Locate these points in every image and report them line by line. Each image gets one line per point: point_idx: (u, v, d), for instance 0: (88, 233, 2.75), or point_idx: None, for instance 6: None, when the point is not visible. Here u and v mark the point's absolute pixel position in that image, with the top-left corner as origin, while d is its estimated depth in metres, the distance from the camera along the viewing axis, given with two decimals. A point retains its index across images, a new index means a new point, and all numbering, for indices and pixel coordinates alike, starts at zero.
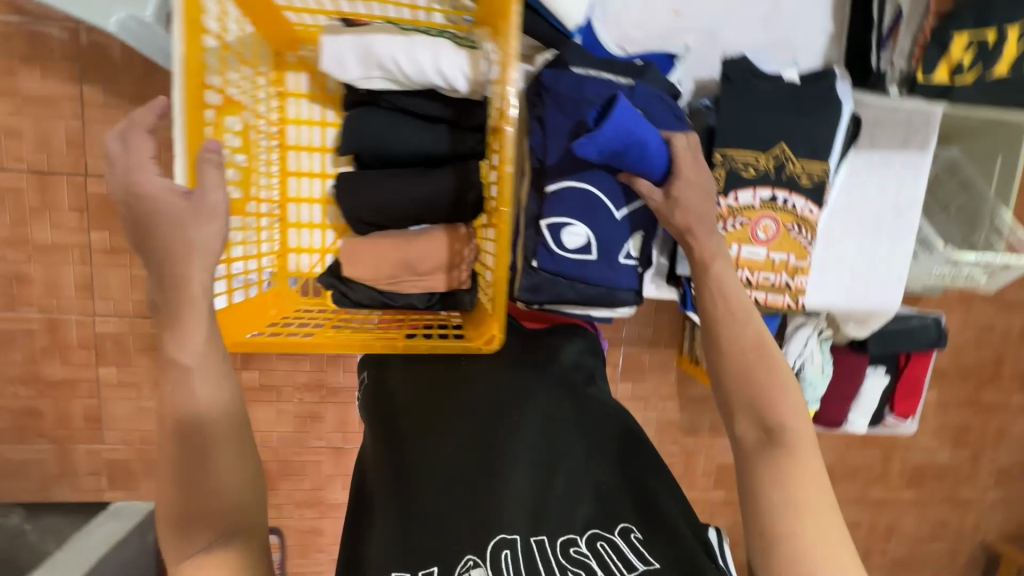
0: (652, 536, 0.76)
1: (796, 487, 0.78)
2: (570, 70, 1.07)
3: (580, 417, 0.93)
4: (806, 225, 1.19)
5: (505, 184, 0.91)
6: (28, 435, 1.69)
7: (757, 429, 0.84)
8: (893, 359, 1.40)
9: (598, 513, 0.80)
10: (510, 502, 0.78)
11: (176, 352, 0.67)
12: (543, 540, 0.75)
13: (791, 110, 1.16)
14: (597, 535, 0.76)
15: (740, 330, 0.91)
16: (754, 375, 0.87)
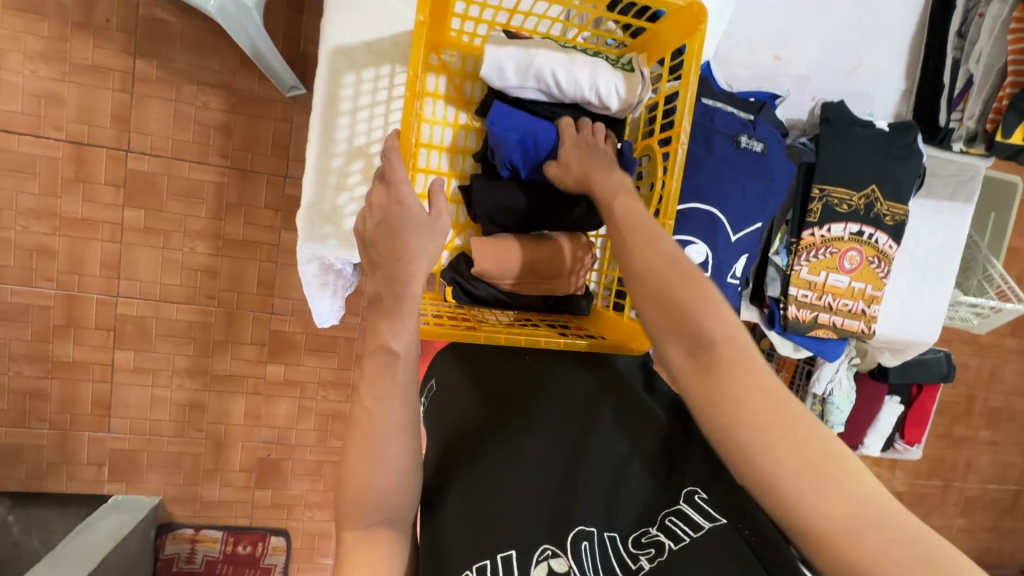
0: (718, 495, 0.72)
1: (776, 443, 0.58)
2: (701, 100, 1.12)
3: (629, 395, 0.90)
4: (885, 259, 1.26)
5: (672, 201, 0.82)
6: (28, 418, 1.58)
7: (684, 350, 0.66)
8: (906, 390, 1.51)
9: (662, 487, 0.77)
10: (584, 489, 0.78)
11: (390, 340, 0.65)
12: (615, 537, 0.74)
13: (886, 155, 1.23)
14: (666, 511, 0.73)
15: (647, 249, 0.72)
16: (689, 306, 0.66)
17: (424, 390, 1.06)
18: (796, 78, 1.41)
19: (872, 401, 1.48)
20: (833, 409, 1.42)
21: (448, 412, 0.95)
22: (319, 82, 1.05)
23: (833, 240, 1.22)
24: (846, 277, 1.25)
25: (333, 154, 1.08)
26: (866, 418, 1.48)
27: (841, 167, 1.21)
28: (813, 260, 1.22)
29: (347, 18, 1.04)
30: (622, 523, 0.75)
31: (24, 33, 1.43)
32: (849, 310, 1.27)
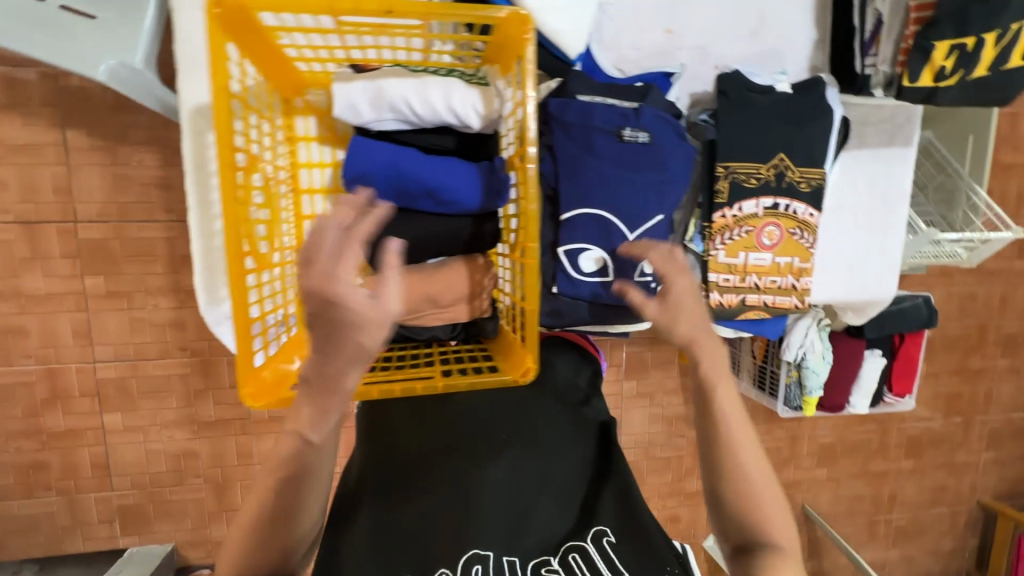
0: (624, 542, 0.88)
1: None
2: (576, 98, 1.09)
3: (567, 431, 1.02)
4: (808, 228, 1.22)
5: (533, 223, 0.87)
6: (35, 489, 1.66)
7: (741, 540, 0.79)
8: (888, 342, 1.45)
9: (570, 523, 0.93)
10: (490, 519, 0.89)
11: (306, 430, 0.72)
12: (513, 561, 0.86)
13: (785, 121, 1.17)
14: (569, 548, 0.89)
15: (739, 450, 0.80)
16: (758, 493, 0.79)
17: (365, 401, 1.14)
18: (693, 48, 1.26)
19: (852, 359, 1.42)
20: (809, 373, 1.38)
21: (376, 425, 1.04)
22: (186, 144, 1.10)
23: (746, 219, 1.20)
24: (769, 254, 1.22)
25: (213, 214, 1.13)
26: (847, 377, 1.43)
27: (738, 142, 1.17)
28: (729, 242, 1.19)
29: (195, 78, 1.08)
30: (525, 549, 0.89)
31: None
32: (778, 287, 1.24)
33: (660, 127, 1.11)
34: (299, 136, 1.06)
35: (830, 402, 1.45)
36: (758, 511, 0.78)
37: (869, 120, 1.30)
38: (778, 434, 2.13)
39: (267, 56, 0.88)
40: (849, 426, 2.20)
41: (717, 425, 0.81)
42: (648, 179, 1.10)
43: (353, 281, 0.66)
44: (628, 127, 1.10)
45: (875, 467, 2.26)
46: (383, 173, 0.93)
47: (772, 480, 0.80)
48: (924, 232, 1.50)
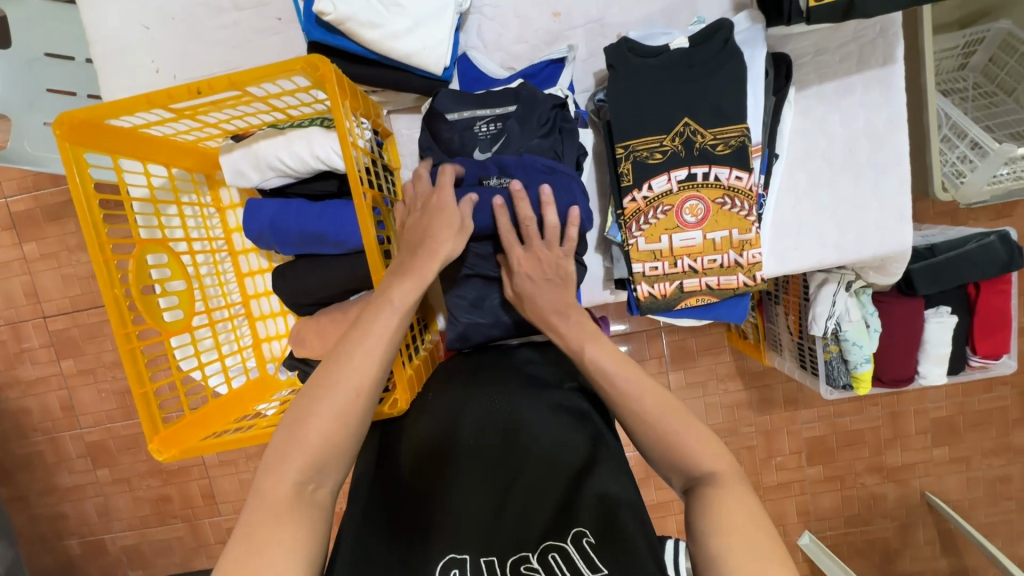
0: (609, 540, 0.62)
1: (732, 532, 0.56)
2: (443, 116, 0.78)
3: (542, 403, 0.77)
4: (742, 194, 0.76)
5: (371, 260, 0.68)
6: (164, 517, 2.01)
7: (679, 481, 0.62)
8: (960, 294, 1.18)
9: (553, 516, 0.66)
10: (468, 520, 0.66)
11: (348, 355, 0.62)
12: (492, 560, 0.63)
13: (695, 69, 0.75)
14: (548, 545, 0.63)
15: (633, 402, 0.65)
16: (672, 433, 0.63)
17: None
18: (588, 23, 0.86)
19: (909, 322, 1.17)
20: (851, 347, 1.17)
21: None
22: None
23: (661, 198, 0.77)
24: (698, 234, 0.78)
25: None
26: (908, 344, 1.18)
27: (638, 107, 0.76)
28: (647, 227, 0.78)
29: None
30: (505, 546, 0.64)
31: (60, 235, 1.81)
32: (719, 267, 0.78)
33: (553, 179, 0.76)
34: (225, 205, 0.92)
35: (891, 377, 1.21)
36: (680, 453, 0.62)
37: (828, 44, 0.85)
38: (872, 411, 1.82)
39: (143, 149, 0.73)
40: (969, 394, 1.81)
41: (602, 383, 0.67)
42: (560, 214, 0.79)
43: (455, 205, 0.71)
44: (490, 173, 0.76)
45: (1019, 440, 1.82)
46: (284, 232, 0.80)
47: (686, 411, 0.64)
48: (996, 150, 1.09)
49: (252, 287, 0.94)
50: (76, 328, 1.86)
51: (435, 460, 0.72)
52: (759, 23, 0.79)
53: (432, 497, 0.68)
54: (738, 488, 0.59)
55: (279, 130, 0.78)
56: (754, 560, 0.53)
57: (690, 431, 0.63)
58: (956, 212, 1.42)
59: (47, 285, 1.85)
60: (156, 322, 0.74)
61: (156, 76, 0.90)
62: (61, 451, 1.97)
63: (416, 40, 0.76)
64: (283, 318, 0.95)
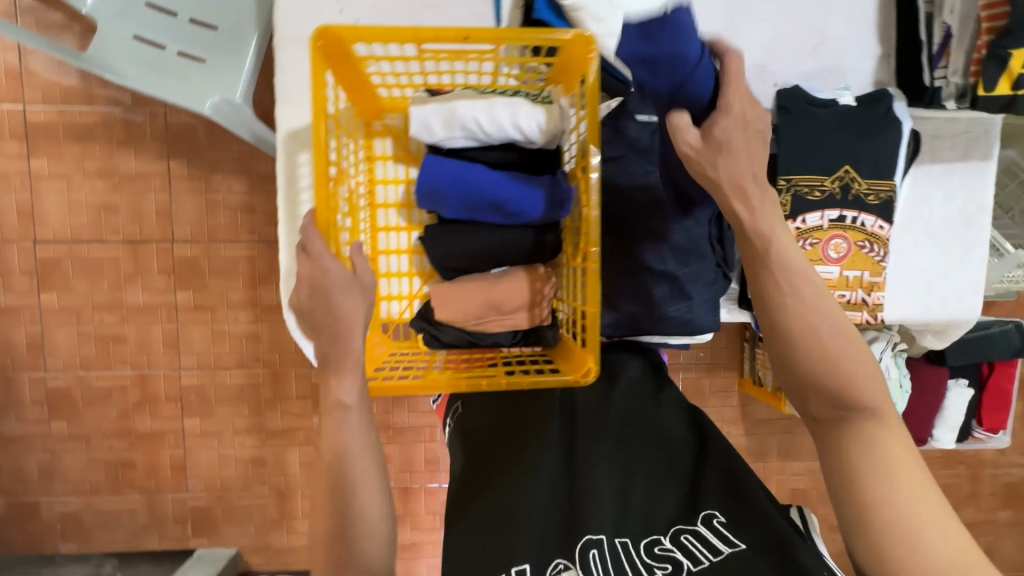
0: (738, 520, 0.68)
1: (893, 464, 0.61)
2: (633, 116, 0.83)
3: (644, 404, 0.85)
4: (881, 241, 0.85)
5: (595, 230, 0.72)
6: (120, 485, 1.80)
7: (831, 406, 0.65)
8: (975, 371, 1.34)
9: (678, 504, 0.73)
10: (599, 501, 0.72)
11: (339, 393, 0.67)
12: (626, 542, 0.69)
13: (858, 126, 0.84)
14: (681, 528, 0.70)
15: (808, 317, 0.65)
16: (833, 352, 0.65)
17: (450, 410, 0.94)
18: (753, 67, 0.95)
19: (933, 388, 1.32)
20: (885, 403, 1.29)
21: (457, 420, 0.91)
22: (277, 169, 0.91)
23: (811, 231, 0.85)
24: (837, 269, 0.86)
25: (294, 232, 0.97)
26: (929, 408, 1.32)
27: (804, 148, 0.85)
28: (793, 255, 0.86)
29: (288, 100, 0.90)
30: (635, 529, 0.71)
31: (75, 157, 1.63)
32: (848, 302, 0.87)
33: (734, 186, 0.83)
34: (376, 155, 0.90)
35: (910, 436, 1.34)
36: (843, 373, 0.64)
37: (943, 132, 0.98)
38: None
39: (356, 82, 0.74)
40: (932, 469, 2.01)
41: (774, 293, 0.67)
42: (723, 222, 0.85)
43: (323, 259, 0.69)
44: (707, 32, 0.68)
45: (965, 516, 2.03)
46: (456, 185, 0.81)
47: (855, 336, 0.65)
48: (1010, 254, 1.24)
49: (384, 243, 0.92)
50: (69, 261, 1.67)
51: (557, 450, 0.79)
52: (900, 99, 0.92)
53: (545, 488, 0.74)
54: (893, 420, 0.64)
55: (480, 94, 0.80)
56: (915, 491, 0.60)
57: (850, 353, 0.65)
58: None
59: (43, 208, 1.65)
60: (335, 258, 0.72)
61: (337, 15, 0.89)
62: (12, 394, 1.74)
63: None
64: (410, 280, 0.93)
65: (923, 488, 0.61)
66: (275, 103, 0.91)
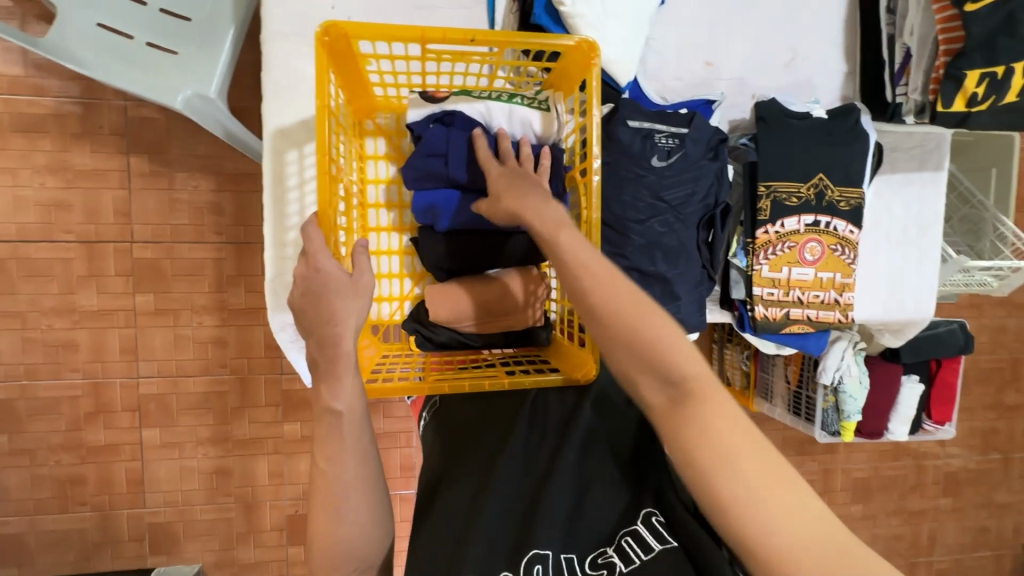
0: (678, 520, 0.68)
1: (720, 434, 0.55)
2: (625, 124, 0.86)
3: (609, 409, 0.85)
4: (851, 245, 0.91)
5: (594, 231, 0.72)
6: (69, 503, 1.68)
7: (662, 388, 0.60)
8: (925, 367, 1.45)
9: (621, 509, 0.73)
10: (551, 511, 0.71)
11: (332, 401, 0.64)
12: (571, 559, 0.69)
13: (829, 139, 0.90)
14: (624, 531, 0.69)
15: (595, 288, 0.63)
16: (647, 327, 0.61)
17: (434, 408, 0.92)
18: (732, 79, 1.00)
19: (889, 384, 1.41)
20: (847, 398, 1.38)
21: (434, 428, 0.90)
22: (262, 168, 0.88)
23: (789, 235, 0.90)
24: (812, 271, 0.91)
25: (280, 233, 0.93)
26: (885, 403, 1.42)
27: (782, 157, 0.90)
28: (773, 257, 0.90)
29: (280, 96, 0.88)
30: (582, 536, 0.71)
31: (21, 151, 1.51)
32: (821, 302, 0.92)
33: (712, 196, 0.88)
34: (368, 154, 0.89)
35: (868, 429, 1.43)
36: (671, 362, 0.59)
37: (900, 146, 1.06)
38: (811, 467, 2.07)
39: (354, 79, 0.73)
40: (883, 460, 2.14)
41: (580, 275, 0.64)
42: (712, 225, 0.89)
43: (326, 257, 0.67)
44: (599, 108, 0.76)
45: (912, 504, 2.17)
46: (431, 178, 0.80)
47: (615, 307, 0.61)
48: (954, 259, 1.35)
49: (376, 244, 0.91)
50: (14, 262, 1.55)
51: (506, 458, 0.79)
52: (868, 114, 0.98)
53: (495, 498, 0.74)
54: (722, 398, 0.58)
55: (475, 97, 0.80)
56: (761, 468, 0.54)
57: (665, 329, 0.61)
58: None
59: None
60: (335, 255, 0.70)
61: (329, 12, 0.88)
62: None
63: (618, 49, 0.85)
64: (402, 281, 0.92)
65: (790, 487, 0.53)
66: (262, 99, 0.88)
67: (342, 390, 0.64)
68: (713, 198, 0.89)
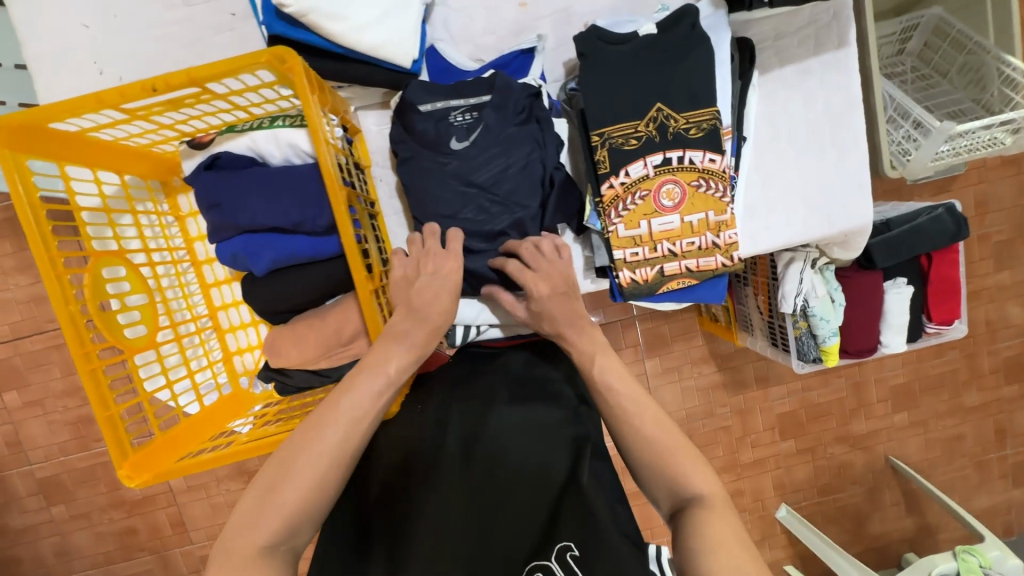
0: (593, 557, 0.59)
1: (718, 548, 0.53)
2: (415, 112, 0.77)
3: (529, 414, 0.72)
4: (716, 176, 0.77)
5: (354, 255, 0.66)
6: (131, 550, 1.57)
7: (668, 497, 0.61)
8: (914, 265, 1.25)
9: (537, 534, 0.63)
10: (452, 534, 0.63)
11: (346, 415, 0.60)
12: None
13: (662, 59, 0.76)
14: (535, 566, 0.61)
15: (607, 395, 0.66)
16: (663, 448, 0.61)
17: None
18: (555, 13, 0.85)
19: (871, 294, 1.23)
20: (819, 321, 1.21)
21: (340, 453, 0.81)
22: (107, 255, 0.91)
23: (639, 184, 0.78)
24: (676, 218, 0.79)
25: None
26: (870, 315, 1.24)
27: (611, 93, 0.77)
28: (626, 214, 0.79)
29: None
30: (490, 567, 0.62)
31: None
32: (698, 249, 0.80)
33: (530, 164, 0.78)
34: (185, 212, 0.87)
35: (857, 348, 1.26)
36: (671, 469, 0.60)
37: (788, 28, 0.88)
38: (836, 383, 1.68)
39: (100, 157, 0.70)
40: (922, 360, 1.69)
41: (604, 398, 0.66)
42: (544, 193, 0.80)
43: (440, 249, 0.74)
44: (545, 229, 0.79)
45: (970, 400, 1.73)
46: (222, 230, 0.75)
47: (631, 420, 0.63)
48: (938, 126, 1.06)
49: (219, 298, 0.89)
50: (19, 357, 1.42)
51: (401, 478, 0.68)
52: (721, 9, 0.81)
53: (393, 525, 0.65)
54: (729, 513, 0.56)
55: (238, 132, 0.75)
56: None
57: (684, 453, 0.61)
58: (904, 189, 1.46)
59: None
60: (117, 339, 0.70)
61: (99, 78, 0.84)
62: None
63: (382, 33, 0.74)
64: (254, 328, 0.90)
65: None
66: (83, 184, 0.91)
67: (359, 399, 0.61)
68: (537, 165, 0.79)
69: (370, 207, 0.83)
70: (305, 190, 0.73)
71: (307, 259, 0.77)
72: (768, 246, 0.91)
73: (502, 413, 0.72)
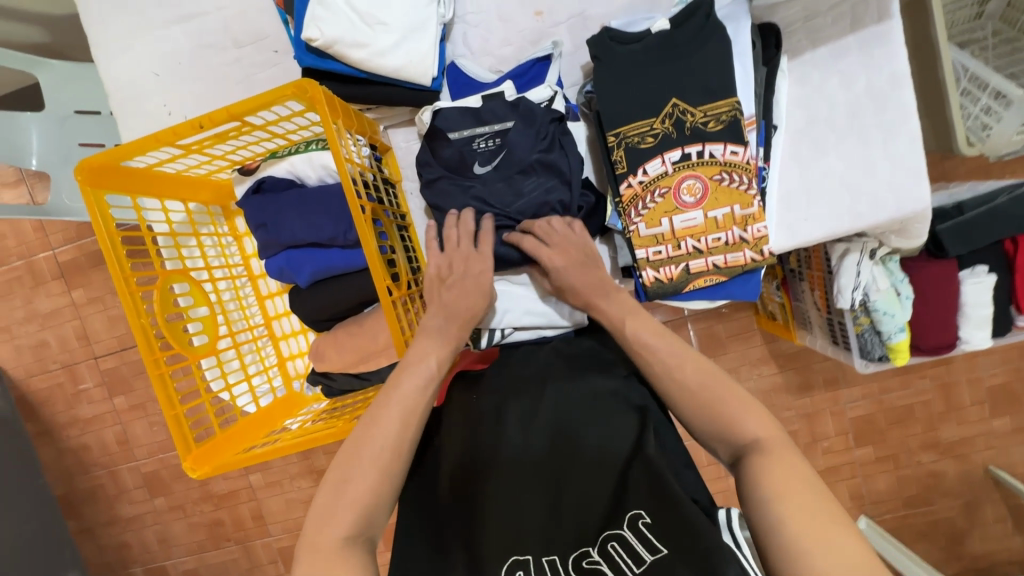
0: (666, 517, 0.55)
1: (784, 490, 0.51)
2: (444, 137, 0.82)
3: (585, 391, 0.70)
4: (739, 168, 0.75)
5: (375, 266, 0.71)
6: (218, 541, 1.69)
7: (728, 444, 0.58)
8: (995, 251, 1.13)
9: (608, 502, 0.60)
10: (524, 494, 0.62)
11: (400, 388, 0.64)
12: (554, 559, 0.58)
13: (675, 54, 0.76)
14: (608, 535, 0.57)
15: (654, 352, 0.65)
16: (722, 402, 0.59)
17: None
18: (571, 18, 0.86)
19: (944, 284, 1.11)
20: (882, 317, 1.10)
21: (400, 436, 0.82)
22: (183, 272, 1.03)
23: (658, 182, 0.77)
24: (698, 214, 0.77)
25: None
26: (945, 307, 1.12)
27: (624, 92, 0.77)
28: (646, 212, 0.78)
29: None
30: (565, 540, 0.59)
31: (24, 296, 1.60)
32: (724, 244, 0.77)
33: (548, 166, 0.80)
34: (242, 233, 0.96)
35: (931, 344, 1.15)
36: (727, 416, 0.59)
37: (818, 8, 0.85)
38: (920, 385, 1.46)
39: (168, 188, 0.80)
40: None
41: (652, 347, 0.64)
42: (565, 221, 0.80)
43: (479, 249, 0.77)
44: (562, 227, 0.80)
45: None
46: (269, 247, 0.83)
47: (682, 371, 0.62)
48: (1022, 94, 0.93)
49: (274, 309, 0.97)
50: (124, 367, 1.60)
51: (471, 441, 0.68)
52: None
53: (467, 488, 0.64)
54: (790, 454, 0.54)
55: (279, 158, 0.83)
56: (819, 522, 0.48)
57: (740, 402, 0.59)
58: (994, 167, 1.29)
59: (44, 342, 1.62)
60: (183, 347, 0.79)
61: (168, 118, 0.96)
62: (98, 488, 1.70)
63: (402, 55, 0.79)
64: (303, 335, 0.99)
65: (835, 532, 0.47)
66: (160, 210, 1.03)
67: (400, 397, 0.63)
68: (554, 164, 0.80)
69: (400, 219, 0.88)
70: (337, 208, 0.80)
71: (343, 271, 0.84)
72: (800, 239, 0.86)
73: (557, 390, 0.70)
